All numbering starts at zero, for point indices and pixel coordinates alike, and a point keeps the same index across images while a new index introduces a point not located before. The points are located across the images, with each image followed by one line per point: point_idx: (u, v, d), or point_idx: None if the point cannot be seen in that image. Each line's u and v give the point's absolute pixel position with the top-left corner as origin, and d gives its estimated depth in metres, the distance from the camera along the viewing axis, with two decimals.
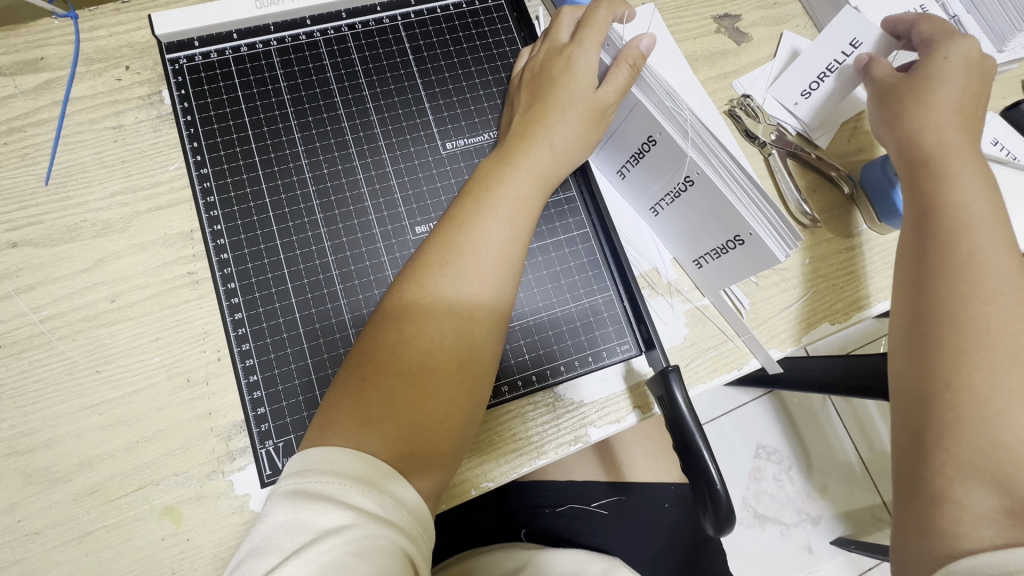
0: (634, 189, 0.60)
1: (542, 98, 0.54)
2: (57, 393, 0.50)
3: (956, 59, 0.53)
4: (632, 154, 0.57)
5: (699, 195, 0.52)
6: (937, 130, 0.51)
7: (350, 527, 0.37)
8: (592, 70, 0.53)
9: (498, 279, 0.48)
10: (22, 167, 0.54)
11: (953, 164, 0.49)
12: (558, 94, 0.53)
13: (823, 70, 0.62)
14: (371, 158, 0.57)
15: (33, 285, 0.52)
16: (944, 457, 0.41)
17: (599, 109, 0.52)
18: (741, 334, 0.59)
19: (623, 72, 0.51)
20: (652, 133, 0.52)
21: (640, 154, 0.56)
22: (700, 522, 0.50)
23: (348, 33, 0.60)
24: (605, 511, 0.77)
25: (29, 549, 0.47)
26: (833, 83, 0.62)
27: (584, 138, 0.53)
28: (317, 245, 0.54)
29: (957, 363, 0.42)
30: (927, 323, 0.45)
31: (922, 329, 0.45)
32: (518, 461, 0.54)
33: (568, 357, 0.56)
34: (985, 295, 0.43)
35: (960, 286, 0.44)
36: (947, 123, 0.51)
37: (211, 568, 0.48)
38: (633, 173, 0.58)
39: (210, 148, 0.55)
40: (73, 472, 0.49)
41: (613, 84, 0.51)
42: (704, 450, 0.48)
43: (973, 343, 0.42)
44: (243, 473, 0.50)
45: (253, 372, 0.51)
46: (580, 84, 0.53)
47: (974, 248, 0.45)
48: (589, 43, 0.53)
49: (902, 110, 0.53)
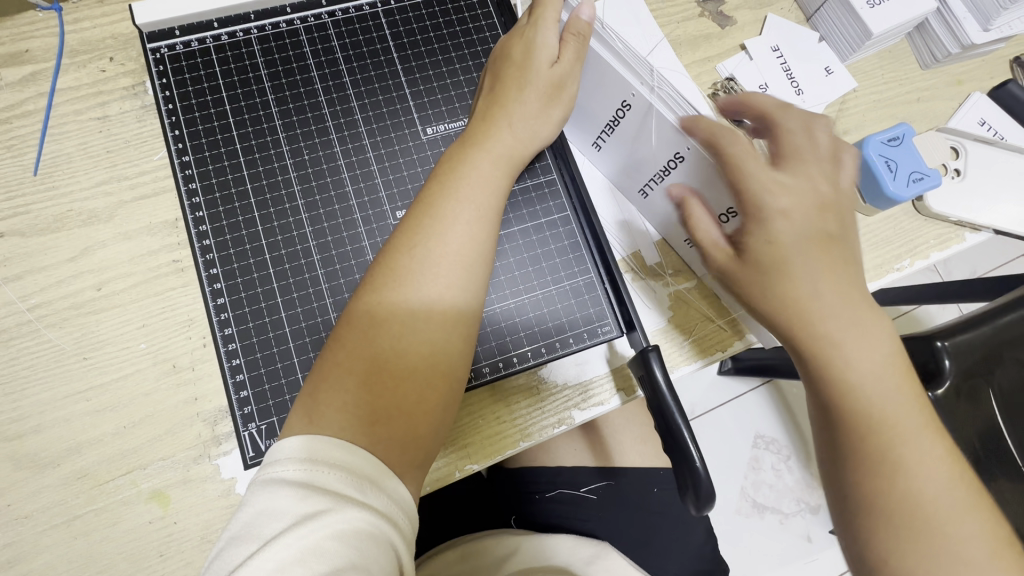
0: (610, 160, 0.60)
1: (505, 80, 0.53)
2: (44, 380, 0.51)
3: (777, 222, 0.46)
4: (607, 123, 0.56)
5: (687, 174, 0.51)
6: (807, 311, 0.45)
7: (327, 512, 0.37)
8: (550, 43, 0.51)
9: (467, 260, 0.48)
10: (9, 158, 0.55)
11: (846, 343, 0.45)
12: (520, 74, 0.53)
13: (783, 75, 0.67)
14: (352, 145, 0.57)
15: (20, 274, 0.52)
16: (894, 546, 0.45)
17: (557, 85, 0.52)
18: (735, 311, 0.59)
19: (573, 44, 0.51)
20: (625, 98, 0.52)
21: (614, 122, 0.55)
22: (681, 500, 0.50)
23: (329, 20, 0.60)
24: (594, 497, 0.76)
25: (19, 533, 0.48)
26: (783, 88, 0.66)
27: (552, 116, 0.54)
28: (298, 231, 0.54)
29: (891, 479, 0.45)
30: (870, 503, 0.46)
31: (873, 511, 0.46)
32: (503, 442, 0.54)
33: (549, 340, 0.56)
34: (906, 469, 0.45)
35: (876, 439, 0.45)
36: (823, 296, 0.45)
37: (198, 551, 0.49)
38: (608, 143, 0.58)
39: (192, 136, 0.55)
40: (61, 458, 0.49)
41: (565, 59, 0.51)
42: (684, 429, 0.48)
43: (914, 516, 0.44)
44: (229, 457, 0.51)
45: (236, 357, 0.51)
46: (538, 62, 0.52)
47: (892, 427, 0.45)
48: (547, 22, 0.51)
49: (772, 303, 0.46)
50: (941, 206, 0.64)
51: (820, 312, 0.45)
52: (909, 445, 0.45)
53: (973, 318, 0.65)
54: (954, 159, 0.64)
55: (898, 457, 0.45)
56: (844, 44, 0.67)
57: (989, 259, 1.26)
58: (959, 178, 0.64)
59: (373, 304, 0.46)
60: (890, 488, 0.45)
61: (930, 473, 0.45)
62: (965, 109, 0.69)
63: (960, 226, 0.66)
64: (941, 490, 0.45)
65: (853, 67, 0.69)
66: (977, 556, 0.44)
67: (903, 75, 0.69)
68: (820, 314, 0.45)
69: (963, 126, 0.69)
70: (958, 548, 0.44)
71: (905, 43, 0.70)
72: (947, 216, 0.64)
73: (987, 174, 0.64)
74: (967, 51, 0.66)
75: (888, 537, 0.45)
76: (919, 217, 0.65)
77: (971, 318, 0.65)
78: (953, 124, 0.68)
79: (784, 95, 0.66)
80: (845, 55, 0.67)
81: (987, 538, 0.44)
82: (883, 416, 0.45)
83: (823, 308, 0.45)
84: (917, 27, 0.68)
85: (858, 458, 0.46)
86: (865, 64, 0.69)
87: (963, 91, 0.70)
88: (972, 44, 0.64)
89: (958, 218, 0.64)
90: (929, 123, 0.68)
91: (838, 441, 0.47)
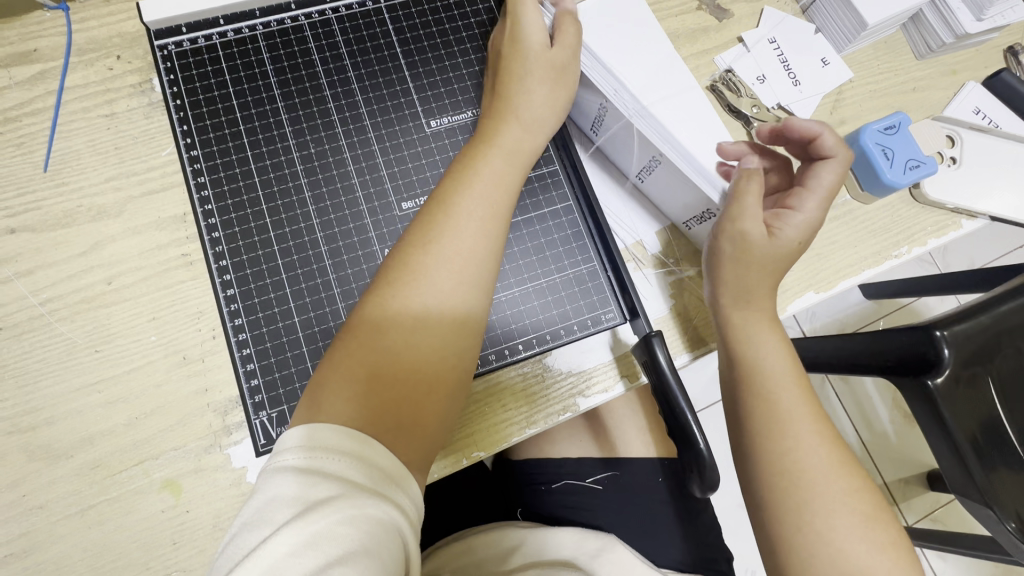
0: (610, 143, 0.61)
1: (504, 73, 0.55)
2: (58, 372, 0.51)
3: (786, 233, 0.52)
4: (594, 120, 0.61)
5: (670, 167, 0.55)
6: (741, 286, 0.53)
7: (339, 497, 0.37)
8: (540, 31, 0.55)
9: (475, 259, 0.49)
10: (19, 156, 0.55)
11: (757, 323, 0.53)
12: (516, 67, 0.55)
13: (780, 66, 0.68)
14: (357, 138, 0.58)
15: (32, 269, 0.53)
16: (777, 503, 0.47)
17: (557, 67, 0.55)
18: None
19: (567, 31, 0.55)
20: (603, 99, 0.57)
21: (601, 118, 0.59)
22: (685, 483, 0.52)
23: (333, 16, 0.61)
24: (601, 487, 0.76)
25: (34, 523, 0.48)
26: (779, 82, 0.67)
27: (559, 100, 0.55)
28: (306, 223, 0.55)
29: (770, 443, 0.49)
30: (761, 459, 0.49)
31: (762, 468, 0.49)
32: (510, 429, 0.55)
33: (554, 327, 0.57)
34: (788, 431, 0.49)
35: (771, 399, 0.50)
36: (757, 282, 0.52)
37: (210, 538, 0.50)
38: (602, 138, 0.62)
39: (200, 131, 0.56)
40: (74, 448, 0.50)
41: (563, 44, 0.55)
42: (688, 413, 0.49)
43: (793, 473, 0.47)
44: (239, 447, 0.52)
45: (246, 346, 0.52)
46: (529, 52, 0.55)
47: (777, 388, 0.50)
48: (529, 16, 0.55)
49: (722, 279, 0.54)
50: (937, 193, 0.64)
51: (750, 291, 0.53)
52: (790, 413, 0.49)
53: (976, 305, 0.66)
54: (951, 146, 0.66)
55: (783, 416, 0.49)
56: (840, 36, 0.68)
57: (987, 250, 1.27)
58: (955, 166, 0.65)
59: (384, 296, 0.46)
60: (776, 448, 0.49)
61: (809, 438, 0.49)
62: (960, 97, 0.70)
63: (957, 213, 0.66)
64: (817, 455, 0.48)
65: (850, 57, 0.69)
66: (843, 525, 0.45)
67: (899, 65, 0.70)
68: (753, 294, 0.53)
69: (958, 114, 0.70)
70: (830, 509, 0.46)
71: (901, 34, 0.71)
72: (945, 203, 0.65)
73: (980, 161, 0.66)
74: (960, 40, 0.67)
75: (771, 494, 0.48)
76: (916, 205, 0.66)
77: (975, 304, 0.66)
78: (949, 113, 0.69)
79: (781, 88, 0.67)
80: (841, 46, 0.68)
81: (854, 510, 0.46)
82: (772, 379, 0.51)
83: (753, 287, 0.53)
84: (913, 17, 0.69)
85: (752, 415, 0.51)
86: (860, 55, 0.70)
87: (958, 80, 0.71)
88: (966, 32, 0.65)
89: (957, 206, 0.65)
90: (924, 112, 0.69)
91: (739, 405, 0.52)
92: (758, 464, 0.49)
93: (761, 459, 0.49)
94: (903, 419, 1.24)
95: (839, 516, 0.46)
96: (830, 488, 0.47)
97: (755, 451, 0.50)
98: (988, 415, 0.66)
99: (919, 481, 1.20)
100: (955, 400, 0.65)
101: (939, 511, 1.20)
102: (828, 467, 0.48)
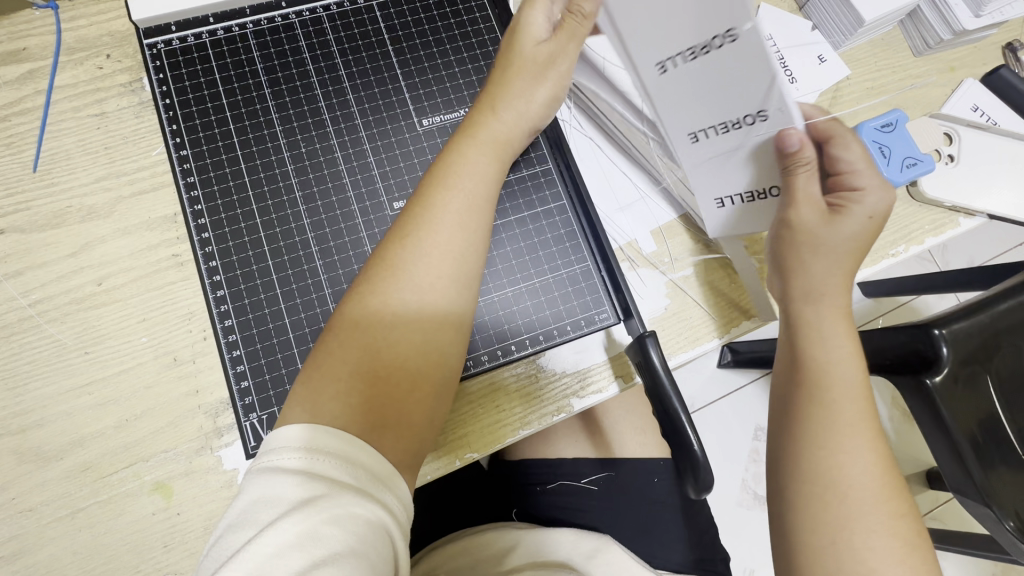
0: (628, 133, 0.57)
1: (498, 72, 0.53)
2: (47, 374, 0.51)
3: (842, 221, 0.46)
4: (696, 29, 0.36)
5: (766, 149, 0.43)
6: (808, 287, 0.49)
7: (323, 497, 0.36)
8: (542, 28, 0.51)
9: (457, 253, 0.48)
10: (8, 156, 0.55)
11: (827, 323, 0.49)
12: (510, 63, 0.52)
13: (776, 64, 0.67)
14: (348, 137, 0.58)
15: (21, 270, 0.53)
16: (813, 511, 0.47)
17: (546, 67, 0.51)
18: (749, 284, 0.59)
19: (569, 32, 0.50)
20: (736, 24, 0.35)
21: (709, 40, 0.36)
22: (680, 484, 0.51)
23: (324, 14, 0.60)
24: (596, 487, 0.75)
25: (23, 526, 0.48)
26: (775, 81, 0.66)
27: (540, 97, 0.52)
28: (296, 223, 0.55)
29: (816, 452, 0.48)
30: (801, 467, 0.48)
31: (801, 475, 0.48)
32: (504, 430, 0.55)
33: (548, 327, 0.56)
34: (837, 441, 0.48)
35: (831, 407, 0.48)
36: (826, 279, 0.48)
37: (201, 541, 0.50)
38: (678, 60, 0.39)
39: (189, 131, 0.56)
40: (64, 451, 0.50)
41: (563, 44, 0.51)
42: (682, 415, 0.49)
43: (834, 486, 0.47)
44: (231, 449, 0.51)
45: (236, 348, 0.51)
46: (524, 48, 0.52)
47: (838, 396, 0.49)
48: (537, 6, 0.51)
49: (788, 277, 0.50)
50: (935, 191, 0.64)
51: (818, 290, 0.49)
52: (845, 426, 0.48)
53: (976, 302, 0.65)
54: (948, 144, 0.65)
55: (838, 427, 0.48)
56: (837, 32, 0.67)
57: (988, 248, 1.26)
58: (953, 164, 0.64)
59: (365, 294, 0.46)
60: (822, 458, 0.48)
61: (857, 454, 0.48)
62: (957, 95, 0.69)
63: (955, 211, 0.66)
64: (862, 472, 0.47)
65: (847, 54, 0.69)
66: (880, 544, 0.45)
67: (896, 62, 0.70)
68: (820, 294, 0.49)
69: (955, 112, 0.69)
70: (864, 528, 0.46)
71: (898, 30, 0.70)
72: (941, 201, 0.64)
73: (978, 161, 0.65)
74: (958, 36, 0.67)
75: (806, 502, 0.48)
76: (913, 203, 0.66)
77: (975, 302, 0.65)
78: (946, 110, 0.69)
79: None
80: (839, 42, 0.68)
81: (890, 533, 0.46)
82: (834, 385, 0.49)
83: (822, 289, 0.49)
84: (910, 14, 0.68)
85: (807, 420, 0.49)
86: (857, 52, 0.69)
87: (956, 77, 0.70)
88: (964, 29, 0.64)
89: (953, 203, 0.65)
90: (921, 109, 0.69)
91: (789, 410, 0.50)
92: (799, 472, 0.48)
93: (801, 464, 0.49)
94: (903, 418, 1.24)
95: (875, 535, 0.46)
96: (870, 507, 0.46)
97: (796, 456, 0.49)
98: (987, 414, 0.66)
99: (919, 480, 1.20)
100: (954, 398, 0.64)
101: (937, 509, 1.20)
102: (871, 485, 0.47)
